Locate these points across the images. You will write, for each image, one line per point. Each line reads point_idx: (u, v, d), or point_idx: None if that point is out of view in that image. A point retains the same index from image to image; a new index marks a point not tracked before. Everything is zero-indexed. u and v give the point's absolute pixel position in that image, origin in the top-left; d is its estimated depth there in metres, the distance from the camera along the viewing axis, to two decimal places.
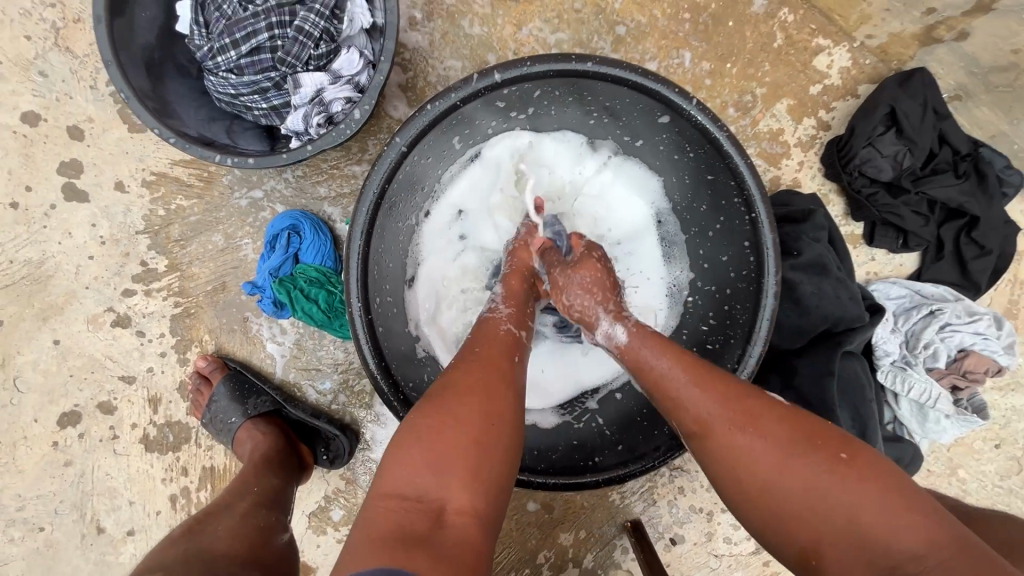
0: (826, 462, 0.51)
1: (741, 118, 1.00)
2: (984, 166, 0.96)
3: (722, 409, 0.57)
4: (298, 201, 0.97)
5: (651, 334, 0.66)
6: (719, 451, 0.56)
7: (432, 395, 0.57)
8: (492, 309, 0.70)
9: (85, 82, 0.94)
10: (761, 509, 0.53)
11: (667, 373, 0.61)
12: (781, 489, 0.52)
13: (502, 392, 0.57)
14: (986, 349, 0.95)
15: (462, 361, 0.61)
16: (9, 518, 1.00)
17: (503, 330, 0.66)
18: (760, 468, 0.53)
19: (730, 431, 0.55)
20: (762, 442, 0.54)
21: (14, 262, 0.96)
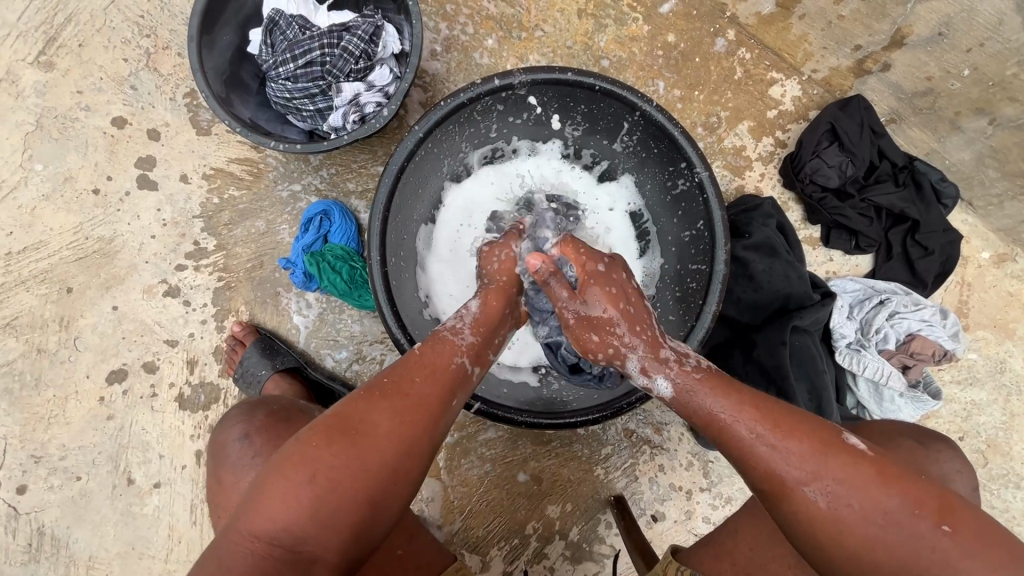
0: (913, 511, 0.58)
1: (708, 136, 1.18)
2: (919, 177, 1.12)
3: (811, 472, 0.61)
4: (330, 194, 1.15)
5: (701, 378, 0.70)
6: (808, 512, 0.61)
7: (340, 433, 0.62)
8: (457, 332, 0.72)
9: (166, 95, 1.16)
10: (846, 554, 0.60)
11: (729, 417, 0.66)
12: (868, 541, 0.59)
13: (415, 430, 0.63)
14: (932, 335, 1.06)
15: (401, 384, 0.65)
16: (51, 466, 1.11)
17: (455, 365, 0.69)
18: (838, 509, 0.60)
19: (801, 480, 0.61)
20: (860, 503, 0.59)
21: (89, 238, 1.14)
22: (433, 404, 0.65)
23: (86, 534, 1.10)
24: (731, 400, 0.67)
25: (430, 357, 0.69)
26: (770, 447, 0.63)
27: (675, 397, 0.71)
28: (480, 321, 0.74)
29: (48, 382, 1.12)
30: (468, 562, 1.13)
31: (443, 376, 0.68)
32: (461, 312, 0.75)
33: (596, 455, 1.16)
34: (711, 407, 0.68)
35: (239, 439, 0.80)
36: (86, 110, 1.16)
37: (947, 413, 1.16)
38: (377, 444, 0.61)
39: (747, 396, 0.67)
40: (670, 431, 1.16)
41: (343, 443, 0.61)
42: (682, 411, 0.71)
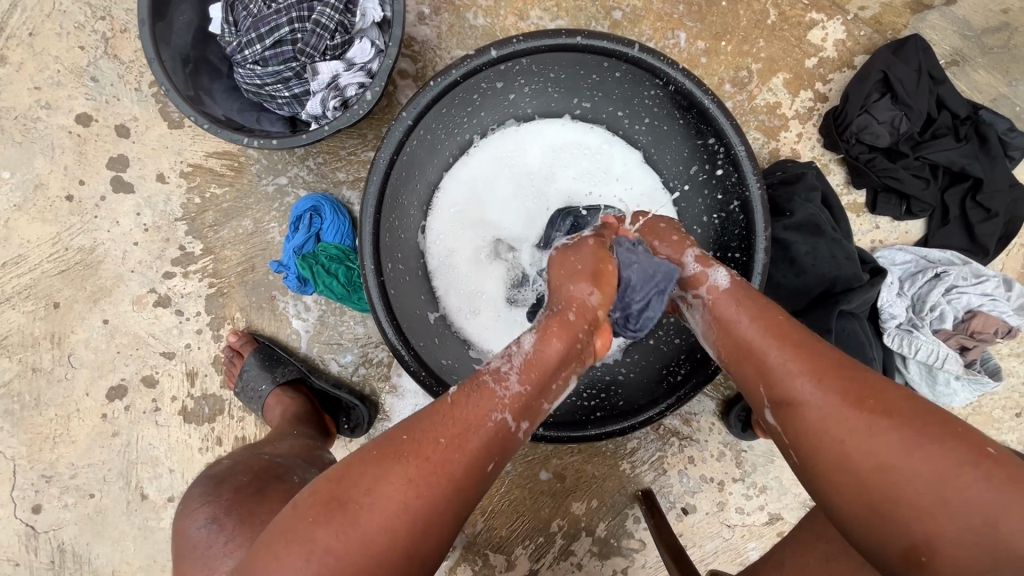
0: (948, 438, 0.51)
1: (737, 94, 1.03)
2: (984, 129, 0.97)
3: (837, 391, 0.56)
4: (319, 186, 1.05)
5: (745, 296, 0.66)
6: (820, 428, 0.55)
7: (342, 506, 0.54)
8: (503, 381, 0.60)
9: (130, 85, 1.05)
10: (863, 488, 0.52)
11: (757, 340, 0.62)
12: (886, 462, 0.51)
13: (431, 500, 0.54)
14: (995, 310, 0.95)
15: (420, 447, 0.56)
16: (63, 485, 1.08)
17: (490, 423, 0.58)
18: (881, 451, 0.52)
19: (838, 407, 0.55)
20: (884, 423, 0.53)
21: (69, 248, 1.07)
22: (459, 473, 0.55)
23: (106, 550, 1.09)
24: (759, 323, 0.63)
25: (462, 410, 0.59)
26: (793, 364, 0.59)
27: (716, 308, 0.66)
28: (531, 364, 0.61)
29: (48, 401, 1.08)
30: (493, 562, 1.10)
31: (475, 435, 0.57)
32: (510, 350, 0.63)
33: (621, 449, 1.09)
34: (744, 330, 0.63)
35: (204, 525, 0.71)
36: (47, 108, 1.06)
37: (1005, 389, 1.06)
38: (380, 522, 0.53)
39: (775, 321, 0.63)
40: (700, 421, 1.09)
41: (342, 520, 0.53)
42: (717, 319, 0.66)
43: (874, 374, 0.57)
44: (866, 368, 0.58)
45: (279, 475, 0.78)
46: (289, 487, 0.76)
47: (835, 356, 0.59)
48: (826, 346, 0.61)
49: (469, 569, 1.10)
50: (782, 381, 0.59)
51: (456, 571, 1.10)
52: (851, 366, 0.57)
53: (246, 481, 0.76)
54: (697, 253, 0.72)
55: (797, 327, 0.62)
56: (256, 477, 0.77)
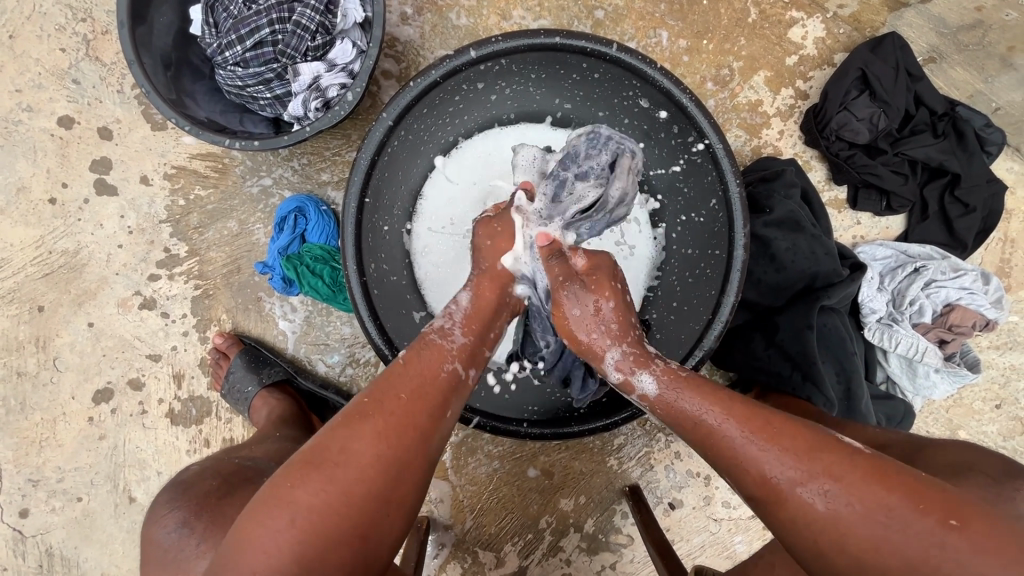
0: (918, 514, 0.47)
1: (719, 92, 1.04)
2: (961, 124, 0.99)
3: (803, 474, 0.51)
4: (304, 187, 1.05)
5: (684, 380, 0.62)
6: (799, 522, 0.51)
7: (315, 461, 0.53)
8: (446, 335, 0.65)
9: (113, 87, 1.05)
10: (835, 567, 0.50)
11: (717, 426, 0.57)
12: (874, 547, 0.48)
13: (403, 449, 0.55)
14: (973, 304, 0.97)
15: (382, 402, 0.57)
16: (50, 489, 1.08)
17: (445, 372, 0.62)
18: (854, 535, 0.49)
19: (801, 494, 0.51)
20: (852, 508, 0.49)
21: (53, 252, 1.06)
22: (425, 422, 0.58)
23: (95, 554, 1.08)
24: (710, 407, 0.58)
25: (417, 366, 0.61)
26: (757, 448, 0.54)
27: (660, 401, 0.62)
28: (470, 318, 0.68)
29: (34, 406, 1.07)
30: (483, 559, 1.10)
31: (433, 386, 0.60)
32: (449, 310, 0.69)
33: (608, 446, 1.10)
34: (697, 419, 0.58)
35: (174, 529, 0.72)
36: (29, 111, 1.05)
37: (985, 381, 1.07)
38: (358, 472, 0.53)
39: (728, 397, 0.58)
40: None
41: (320, 477, 0.52)
42: (665, 416, 0.61)
43: (836, 441, 0.53)
44: (830, 438, 0.53)
45: (248, 478, 0.79)
46: (261, 487, 0.77)
47: (795, 430, 0.54)
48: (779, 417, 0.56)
49: (459, 566, 1.10)
50: (751, 477, 0.54)
51: (446, 569, 1.10)
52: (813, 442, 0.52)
53: (215, 485, 0.77)
54: (619, 356, 0.66)
55: (747, 407, 0.57)
56: (228, 480, 0.78)
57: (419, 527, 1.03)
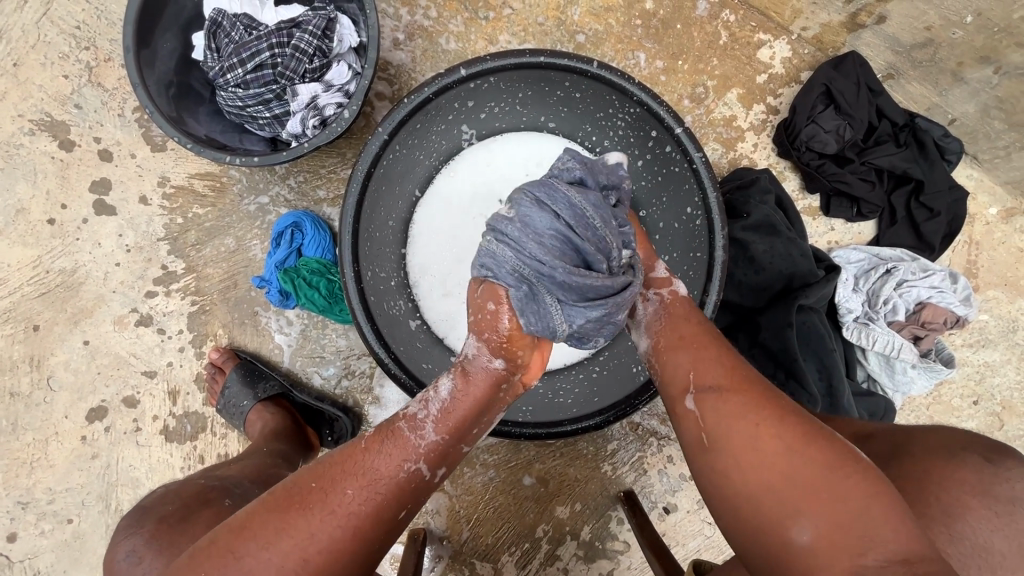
0: (824, 443, 0.54)
1: (695, 108, 1.11)
2: (921, 135, 1.06)
3: (734, 390, 0.60)
4: (300, 204, 1.08)
5: (675, 313, 0.71)
6: (712, 418, 0.59)
7: (240, 547, 0.55)
8: (419, 428, 0.63)
9: (114, 111, 1.09)
10: (731, 466, 0.56)
11: (677, 346, 0.67)
12: (754, 459, 0.55)
13: (326, 554, 0.55)
14: (942, 301, 1.01)
15: (326, 488, 0.58)
16: (40, 511, 1.06)
17: (402, 473, 0.60)
18: (754, 444, 0.56)
19: (728, 402, 0.59)
20: (771, 423, 0.56)
21: (51, 271, 1.08)
22: (362, 522, 0.57)
23: None
24: (688, 330, 0.68)
25: (374, 459, 0.60)
26: (701, 368, 0.63)
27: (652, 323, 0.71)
28: (448, 412, 0.64)
29: (26, 425, 1.07)
30: (480, 570, 1.10)
31: (382, 486, 0.59)
32: (428, 396, 0.65)
33: (602, 452, 1.12)
34: (668, 341, 0.68)
35: (125, 556, 0.69)
36: (30, 134, 1.08)
37: (961, 377, 1.12)
38: (275, 574, 0.54)
39: (705, 335, 0.68)
40: None
41: (239, 569, 0.54)
42: (660, 330, 0.70)
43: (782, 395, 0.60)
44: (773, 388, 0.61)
45: (209, 499, 0.76)
46: (222, 510, 0.74)
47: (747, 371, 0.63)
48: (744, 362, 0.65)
49: None
50: (691, 381, 0.63)
51: None
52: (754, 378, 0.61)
53: (173, 509, 0.74)
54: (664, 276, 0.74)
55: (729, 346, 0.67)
56: (186, 504, 0.74)
57: (416, 538, 1.02)
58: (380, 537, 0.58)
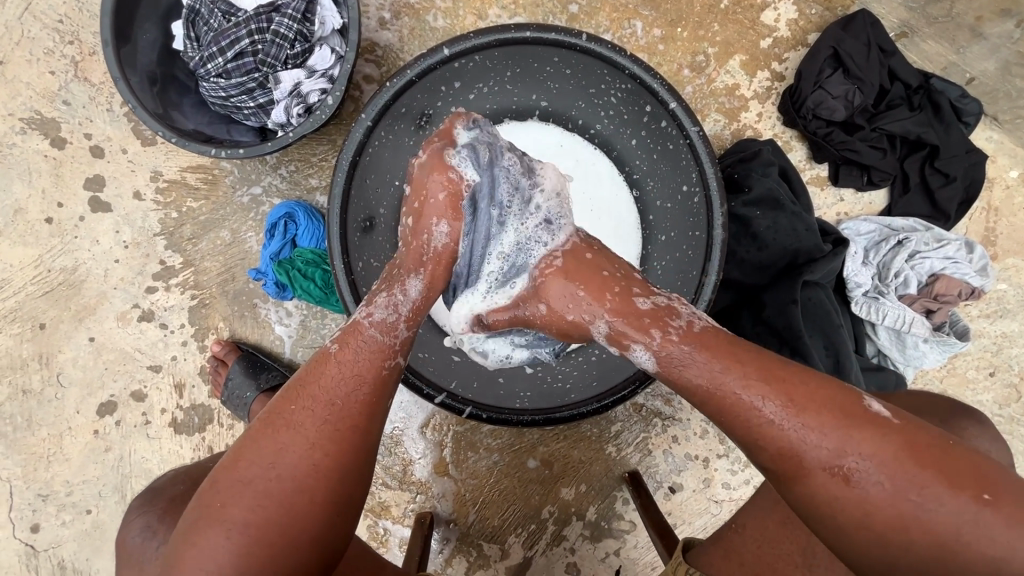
0: (952, 492, 0.49)
1: (696, 78, 1.06)
2: (937, 97, 1.00)
3: (839, 449, 0.51)
4: (293, 194, 1.07)
5: (695, 346, 0.58)
6: (822, 492, 0.52)
7: (244, 476, 0.56)
8: (383, 325, 0.62)
9: (102, 106, 1.08)
10: (857, 535, 0.51)
11: (735, 399, 0.55)
12: (891, 530, 0.50)
13: (340, 456, 0.57)
14: (957, 273, 0.98)
15: (313, 404, 0.58)
16: (60, 502, 1.09)
17: (386, 369, 0.60)
18: (882, 514, 0.50)
19: (835, 469, 0.51)
20: (891, 484, 0.50)
21: (52, 270, 1.09)
22: (360, 421, 0.58)
23: (106, 564, 1.09)
24: (743, 377, 0.55)
25: (350, 365, 0.59)
26: (783, 426, 0.53)
27: (665, 370, 0.59)
28: (418, 307, 0.64)
29: (40, 421, 1.09)
30: (488, 551, 1.11)
31: (369, 386, 0.59)
32: (394, 298, 0.63)
33: (606, 433, 1.11)
34: (717, 389, 0.56)
35: (139, 533, 0.73)
36: (22, 133, 1.08)
37: (976, 350, 1.08)
38: (290, 489, 0.55)
39: (753, 364, 0.56)
40: (681, 400, 1.11)
41: (252, 495, 0.55)
42: (674, 381, 0.59)
43: (876, 417, 0.52)
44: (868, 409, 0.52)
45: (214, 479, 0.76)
46: None
47: (830, 406, 0.52)
48: (793, 375, 0.55)
49: (464, 560, 1.11)
50: (778, 450, 0.53)
51: (452, 563, 1.11)
52: (846, 413, 0.52)
53: (183, 489, 0.76)
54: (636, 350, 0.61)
55: (785, 371, 0.55)
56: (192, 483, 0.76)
57: (423, 522, 1.03)
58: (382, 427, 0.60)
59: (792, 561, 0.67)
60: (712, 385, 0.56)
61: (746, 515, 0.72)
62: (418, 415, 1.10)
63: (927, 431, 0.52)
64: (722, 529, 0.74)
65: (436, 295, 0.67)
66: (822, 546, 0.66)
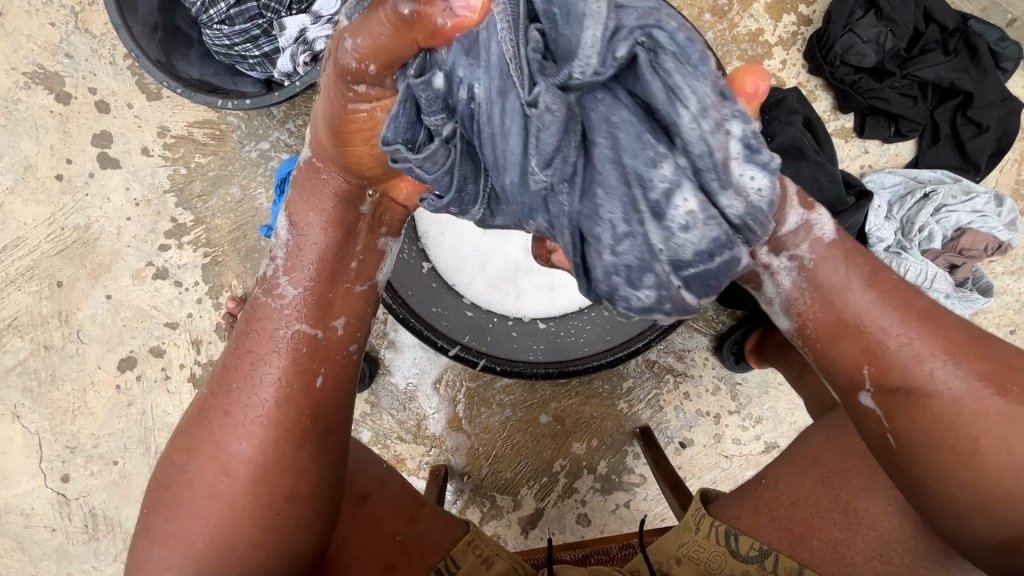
0: None
1: (718, 23, 1.01)
2: (974, 39, 0.95)
3: (971, 373, 0.51)
4: (302, 149, 1.06)
5: (846, 253, 0.55)
6: (944, 414, 0.52)
7: (188, 465, 0.61)
8: (282, 288, 0.62)
9: (105, 59, 1.06)
10: (967, 463, 0.51)
11: (868, 312, 0.53)
12: (1004, 460, 0.51)
13: (266, 440, 0.60)
14: (984, 227, 0.95)
15: (232, 391, 0.61)
16: (87, 454, 1.13)
17: (286, 338, 0.61)
18: (998, 440, 0.51)
19: (959, 393, 0.51)
20: (1010, 412, 0.51)
21: (65, 228, 1.09)
22: (281, 400, 0.60)
23: (135, 512, 1.14)
24: (873, 293, 0.53)
25: (260, 344, 0.62)
26: (917, 345, 0.52)
27: (812, 278, 0.54)
28: (300, 260, 0.62)
29: (64, 376, 1.12)
30: (501, 503, 1.13)
31: (284, 360, 0.61)
32: (274, 252, 0.63)
33: (618, 389, 1.12)
34: (854, 303, 0.53)
35: None
36: (25, 88, 1.06)
37: (999, 307, 1.06)
38: (232, 472, 0.59)
39: (894, 286, 0.54)
40: (693, 357, 1.12)
41: (195, 483, 0.60)
42: (816, 289, 0.54)
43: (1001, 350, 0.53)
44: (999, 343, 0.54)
45: None
46: None
47: (961, 332, 0.53)
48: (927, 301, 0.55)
49: (479, 511, 1.13)
50: (902, 367, 0.52)
51: (466, 514, 1.13)
52: (977, 339, 0.53)
53: None
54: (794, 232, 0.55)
55: (909, 292, 0.54)
56: None
57: (438, 474, 1.06)
58: (306, 404, 0.61)
59: (831, 518, 0.66)
60: (826, 298, 0.54)
61: (777, 472, 0.71)
62: (431, 371, 1.11)
63: None
64: (749, 484, 0.73)
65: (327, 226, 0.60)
66: (863, 507, 0.65)
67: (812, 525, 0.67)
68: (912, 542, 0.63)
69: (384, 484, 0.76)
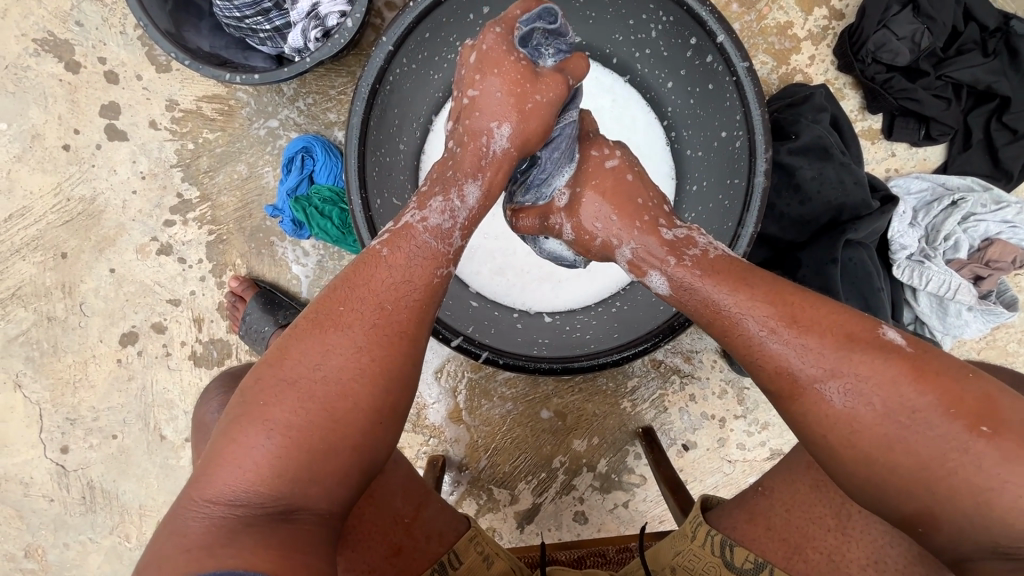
0: (947, 418, 0.46)
1: (745, 14, 0.97)
2: (1016, 41, 0.91)
3: (825, 370, 0.49)
4: (311, 128, 1.04)
5: (704, 267, 0.57)
6: (817, 410, 0.49)
7: (284, 373, 0.52)
8: (437, 227, 0.58)
9: (115, 28, 1.04)
10: (836, 455, 0.49)
11: (730, 311, 0.54)
12: (873, 453, 0.48)
13: (387, 364, 0.52)
14: (1014, 238, 0.91)
15: (355, 303, 0.54)
16: (87, 427, 1.13)
17: (436, 276, 0.57)
18: (868, 432, 0.48)
19: (814, 384, 0.49)
20: (874, 406, 0.48)
21: (71, 199, 1.08)
22: (410, 326, 0.54)
23: (132, 486, 1.13)
24: (741, 294, 0.54)
25: (398, 262, 0.56)
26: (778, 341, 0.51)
27: (675, 293, 0.58)
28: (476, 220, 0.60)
29: (66, 348, 1.11)
30: (498, 496, 1.12)
31: (421, 288, 0.56)
32: (452, 204, 0.59)
33: (622, 388, 1.10)
34: (717, 300, 0.55)
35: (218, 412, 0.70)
36: (35, 56, 1.05)
37: (1023, 322, 1.02)
38: (336, 387, 0.51)
39: (760, 285, 0.54)
40: (701, 359, 1.09)
41: (293, 395, 0.51)
42: (683, 301, 0.58)
43: (876, 338, 0.49)
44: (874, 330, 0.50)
45: None
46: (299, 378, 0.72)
47: (834, 325, 0.50)
48: (799, 292, 0.53)
49: (475, 503, 1.12)
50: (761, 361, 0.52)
51: (462, 506, 1.12)
52: (849, 331, 0.50)
53: None
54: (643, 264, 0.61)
55: (785, 291, 0.53)
56: None
57: (435, 464, 1.04)
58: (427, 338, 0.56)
59: (826, 524, 0.64)
60: (694, 300, 0.57)
61: (774, 478, 0.68)
62: (433, 360, 1.10)
63: (948, 361, 0.48)
64: (745, 492, 0.70)
65: (493, 203, 0.62)
66: (858, 511, 0.63)
67: (806, 534, 0.64)
68: (906, 545, 0.61)
69: (396, 463, 0.73)
